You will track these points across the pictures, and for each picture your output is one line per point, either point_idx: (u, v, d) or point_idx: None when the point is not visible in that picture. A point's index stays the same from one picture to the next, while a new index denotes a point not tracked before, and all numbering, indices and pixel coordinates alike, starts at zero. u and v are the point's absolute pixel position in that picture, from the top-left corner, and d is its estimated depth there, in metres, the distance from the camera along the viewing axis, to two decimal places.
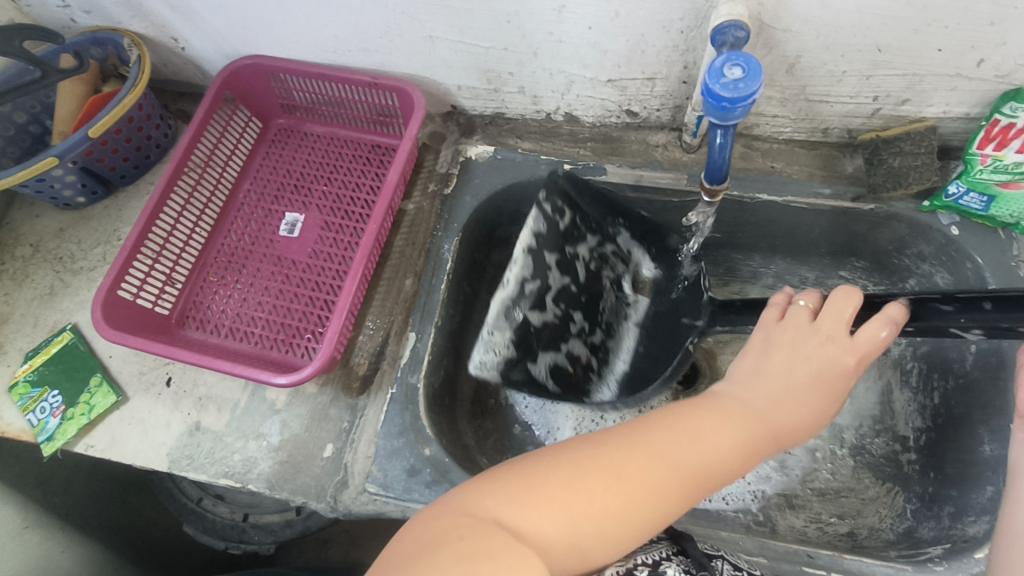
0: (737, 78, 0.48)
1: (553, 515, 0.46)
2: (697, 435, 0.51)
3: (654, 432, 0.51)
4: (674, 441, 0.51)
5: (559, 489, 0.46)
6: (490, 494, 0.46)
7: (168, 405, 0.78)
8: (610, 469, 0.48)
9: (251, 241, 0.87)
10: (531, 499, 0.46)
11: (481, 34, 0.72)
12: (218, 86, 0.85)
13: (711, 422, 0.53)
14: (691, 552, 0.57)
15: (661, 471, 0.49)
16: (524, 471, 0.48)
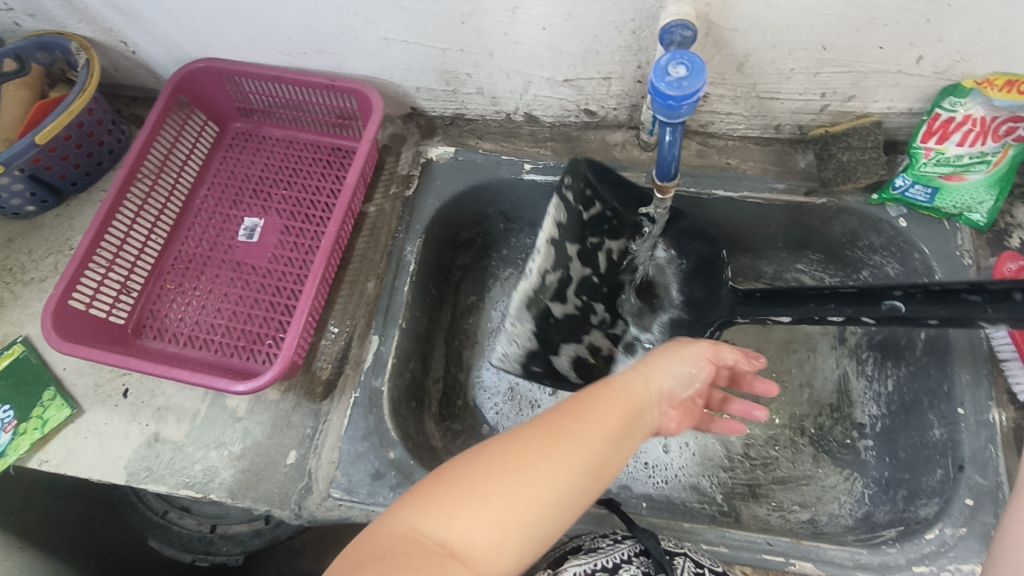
0: (681, 77, 0.49)
1: (468, 539, 0.44)
2: (592, 430, 0.50)
3: (551, 437, 0.49)
4: (577, 444, 0.49)
5: (470, 503, 0.45)
6: (403, 510, 0.46)
7: (126, 416, 0.77)
8: (516, 480, 0.46)
9: (209, 247, 0.85)
10: (442, 516, 0.45)
11: (436, 35, 0.72)
12: (171, 90, 0.83)
13: (599, 415, 0.52)
14: (651, 552, 0.58)
15: (568, 480, 0.48)
16: (434, 483, 0.47)
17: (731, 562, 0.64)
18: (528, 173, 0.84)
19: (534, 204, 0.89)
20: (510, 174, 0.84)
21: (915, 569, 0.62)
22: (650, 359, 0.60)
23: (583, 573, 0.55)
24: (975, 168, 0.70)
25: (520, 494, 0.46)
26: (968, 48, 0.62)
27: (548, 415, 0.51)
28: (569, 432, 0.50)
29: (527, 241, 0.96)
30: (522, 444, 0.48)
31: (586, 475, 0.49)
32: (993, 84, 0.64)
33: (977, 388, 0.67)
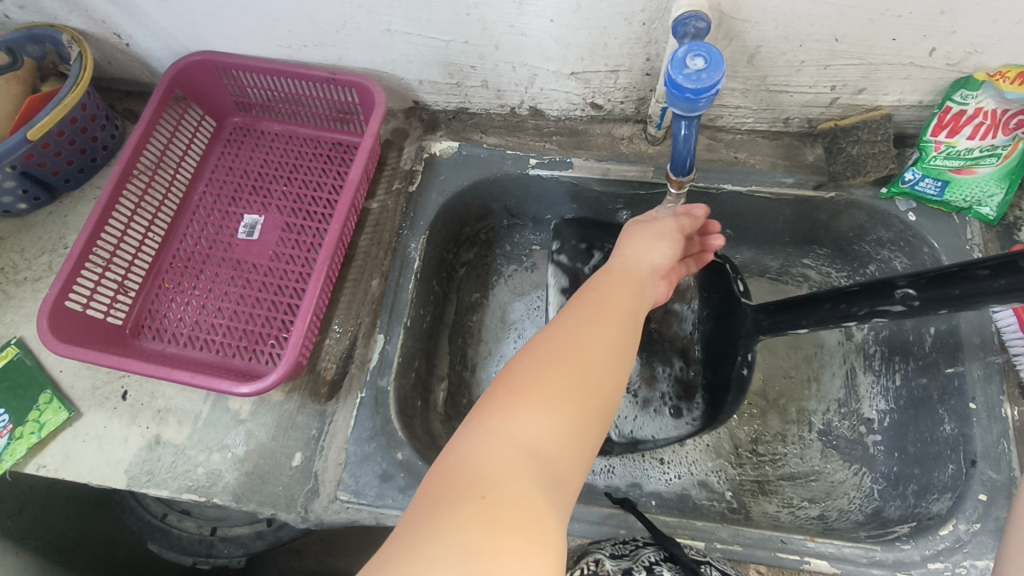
0: (699, 69, 0.48)
1: (548, 443, 0.43)
2: (602, 316, 0.52)
3: (582, 330, 0.50)
4: (608, 329, 0.51)
5: (533, 408, 0.45)
6: (474, 432, 0.44)
7: (125, 418, 0.75)
8: (571, 377, 0.46)
9: (208, 244, 0.83)
10: (514, 424, 0.44)
11: (440, 27, 0.70)
12: (166, 84, 0.81)
13: (614, 303, 0.54)
14: (679, 558, 0.59)
15: (612, 363, 0.49)
16: (499, 401, 0.46)
17: (745, 560, 0.64)
18: (534, 168, 0.83)
19: (540, 200, 0.88)
20: (515, 169, 0.83)
21: (929, 565, 0.61)
22: (632, 242, 0.64)
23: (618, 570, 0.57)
24: (985, 161, 0.70)
25: (577, 388, 0.46)
26: (982, 40, 0.61)
27: (568, 317, 0.53)
28: (598, 322, 0.52)
29: (531, 237, 0.95)
30: (547, 353, 0.49)
31: (623, 359, 0.50)
32: (1005, 76, 0.62)
33: (989, 383, 0.67)
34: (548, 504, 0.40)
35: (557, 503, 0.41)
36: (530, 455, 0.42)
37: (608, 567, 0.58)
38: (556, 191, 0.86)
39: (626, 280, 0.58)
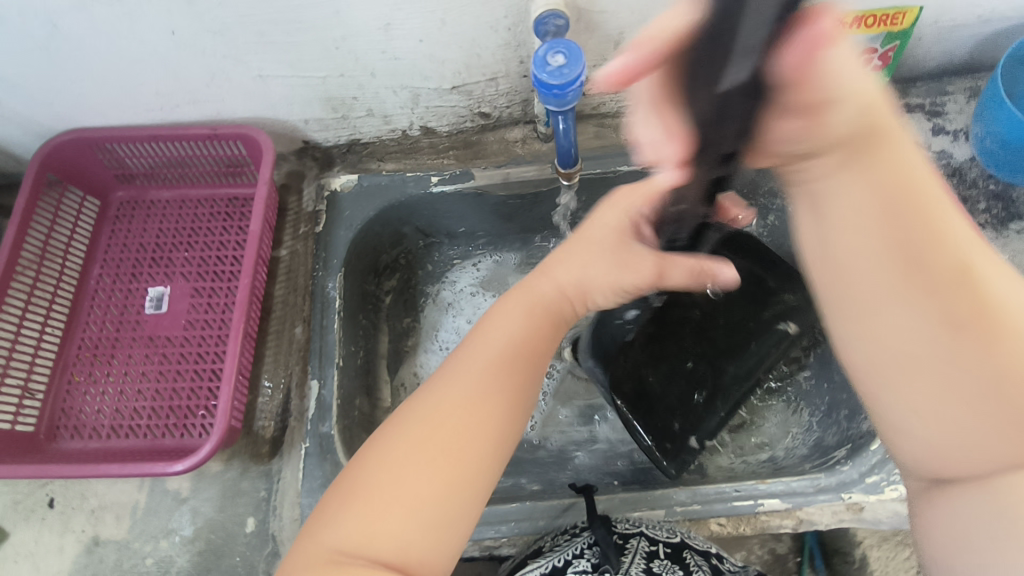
0: (561, 65, 0.50)
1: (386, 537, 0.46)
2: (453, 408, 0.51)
3: (436, 419, 0.50)
4: (462, 412, 0.51)
5: (372, 507, 0.47)
6: (313, 533, 0.48)
7: (56, 527, 0.70)
8: (412, 475, 0.48)
9: (114, 327, 0.79)
10: (352, 525, 0.46)
11: (313, 64, 0.70)
12: (36, 170, 0.77)
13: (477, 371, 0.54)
14: (600, 542, 0.59)
15: (459, 450, 0.49)
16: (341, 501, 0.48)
17: (704, 517, 0.66)
18: (436, 186, 0.83)
19: (449, 215, 0.88)
20: (419, 189, 0.83)
21: (867, 479, 0.65)
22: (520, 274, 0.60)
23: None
24: None
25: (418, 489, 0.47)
26: None
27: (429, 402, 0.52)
28: (453, 400, 0.52)
29: (449, 252, 0.95)
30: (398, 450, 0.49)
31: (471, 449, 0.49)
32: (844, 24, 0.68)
33: None
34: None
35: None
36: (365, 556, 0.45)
37: None
38: (463, 204, 0.86)
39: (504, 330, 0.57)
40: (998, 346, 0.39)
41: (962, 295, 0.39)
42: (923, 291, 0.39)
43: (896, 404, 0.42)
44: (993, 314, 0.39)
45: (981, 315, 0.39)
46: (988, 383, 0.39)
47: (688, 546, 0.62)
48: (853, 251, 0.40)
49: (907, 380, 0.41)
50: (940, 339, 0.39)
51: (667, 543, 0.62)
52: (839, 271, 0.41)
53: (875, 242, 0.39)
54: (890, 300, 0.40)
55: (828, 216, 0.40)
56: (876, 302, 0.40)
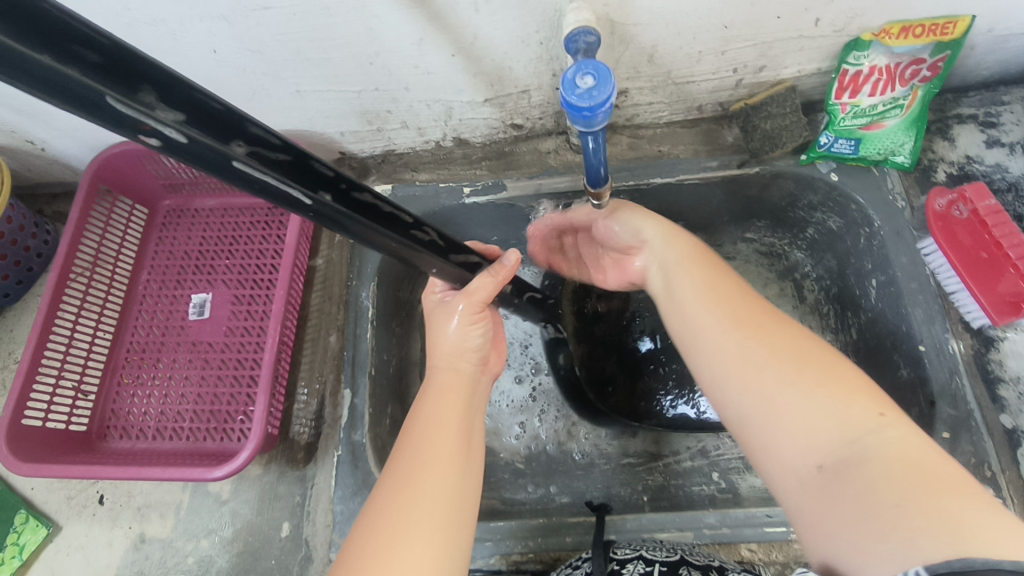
0: (590, 86, 0.49)
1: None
2: (443, 409, 0.54)
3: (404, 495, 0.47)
4: (426, 477, 0.48)
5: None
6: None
7: (106, 523, 0.74)
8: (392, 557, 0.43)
9: (160, 331, 0.82)
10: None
11: (347, 79, 0.71)
12: (89, 181, 0.80)
13: (427, 438, 0.51)
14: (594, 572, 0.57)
15: (438, 521, 0.46)
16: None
17: (734, 541, 0.65)
18: (469, 196, 0.84)
19: (482, 224, 0.89)
20: (451, 201, 0.84)
21: None
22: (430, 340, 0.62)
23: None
24: (890, 113, 0.73)
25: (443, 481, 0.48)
26: (859, 4, 0.63)
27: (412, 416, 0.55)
28: (414, 472, 0.48)
29: None
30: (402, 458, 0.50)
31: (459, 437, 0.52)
32: (891, 33, 0.66)
33: (932, 323, 0.70)
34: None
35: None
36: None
37: None
38: (496, 214, 0.87)
39: (435, 398, 0.56)
40: (799, 350, 0.50)
41: (757, 316, 0.53)
42: (731, 313, 0.54)
43: (748, 406, 0.49)
44: (780, 331, 0.52)
45: (773, 329, 0.52)
46: (832, 413, 0.45)
47: (687, 564, 0.57)
48: (692, 303, 0.56)
49: (781, 438, 0.47)
50: (746, 345, 0.51)
51: (664, 564, 0.58)
52: (677, 300, 0.58)
53: (705, 293, 0.56)
54: (704, 317, 0.55)
55: (677, 305, 0.58)
56: (698, 329, 0.55)
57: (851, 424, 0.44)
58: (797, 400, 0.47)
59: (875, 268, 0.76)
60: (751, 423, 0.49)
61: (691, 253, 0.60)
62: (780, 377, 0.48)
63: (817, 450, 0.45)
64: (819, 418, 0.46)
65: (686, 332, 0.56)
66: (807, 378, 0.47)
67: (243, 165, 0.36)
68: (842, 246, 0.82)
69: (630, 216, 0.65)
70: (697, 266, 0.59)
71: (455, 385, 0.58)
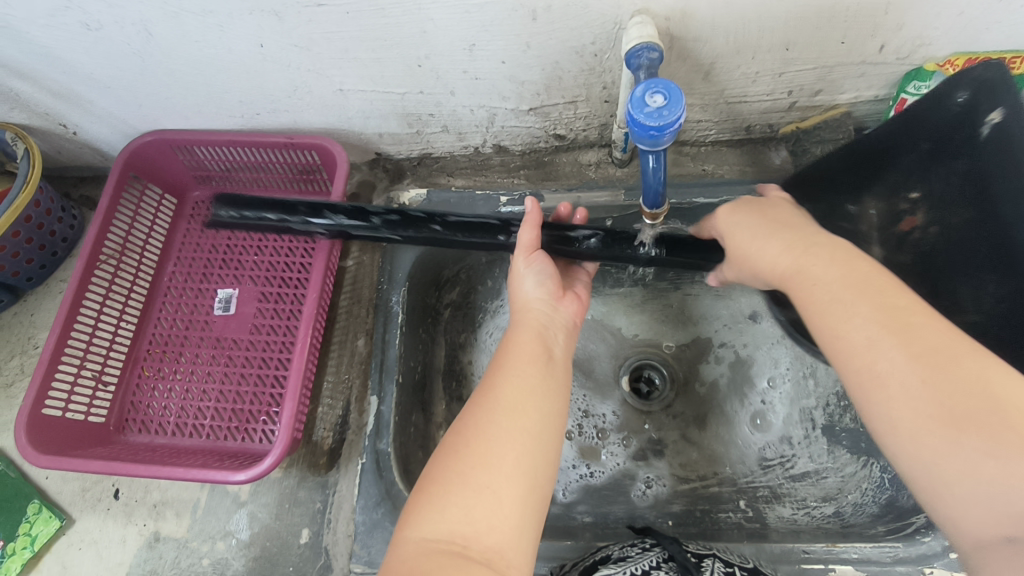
0: (660, 105, 0.47)
1: (476, 528, 0.46)
2: (519, 342, 0.57)
3: (492, 409, 0.52)
4: (509, 386, 0.53)
5: (453, 494, 0.48)
6: (404, 530, 0.48)
7: (120, 519, 0.72)
8: (484, 459, 0.49)
9: (183, 325, 0.81)
10: (444, 516, 0.47)
11: (392, 80, 0.70)
12: (121, 168, 0.79)
13: (511, 355, 0.56)
14: (676, 557, 0.60)
15: (522, 429, 0.51)
16: (420, 500, 0.49)
17: None
18: (505, 206, 0.80)
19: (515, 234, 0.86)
20: (486, 209, 0.80)
21: (951, 554, 0.63)
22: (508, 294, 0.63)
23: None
24: None
25: (527, 405, 0.52)
26: (928, 33, 0.62)
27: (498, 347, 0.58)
28: (498, 383, 0.54)
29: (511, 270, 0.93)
30: (478, 401, 0.53)
31: (540, 362, 0.56)
32: (956, 65, 0.64)
33: None
34: (506, 498, 0.48)
35: (517, 503, 0.48)
36: (458, 545, 0.45)
37: None
38: None
39: (521, 323, 0.59)
40: (980, 394, 0.42)
41: (920, 337, 0.45)
42: (893, 336, 0.45)
43: (893, 447, 0.44)
44: (959, 361, 0.43)
45: (952, 362, 0.43)
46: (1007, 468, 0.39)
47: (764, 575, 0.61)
48: (843, 323, 0.47)
49: (946, 488, 0.42)
50: (926, 382, 0.43)
51: (743, 570, 0.61)
52: (819, 314, 0.49)
53: (867, 318, 0.46)
54: (848, 332, 0.47)
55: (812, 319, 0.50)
56: (837, 342, 0.47)
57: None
58: (961, 451, 0.41)
59: None
60: (905, 465, 0.44)
61: (832, 266, 0.50)
62: (941, 420, 0.42)
63: (995, 512, 0.40)
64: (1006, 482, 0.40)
65: (832, 351, 0.48)
66: (975, 428, 0.41)
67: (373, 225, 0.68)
68: None
69: (733, 217, 0.58)
70: (846, 278, 0.49)
71: (539, 307, 0.60)
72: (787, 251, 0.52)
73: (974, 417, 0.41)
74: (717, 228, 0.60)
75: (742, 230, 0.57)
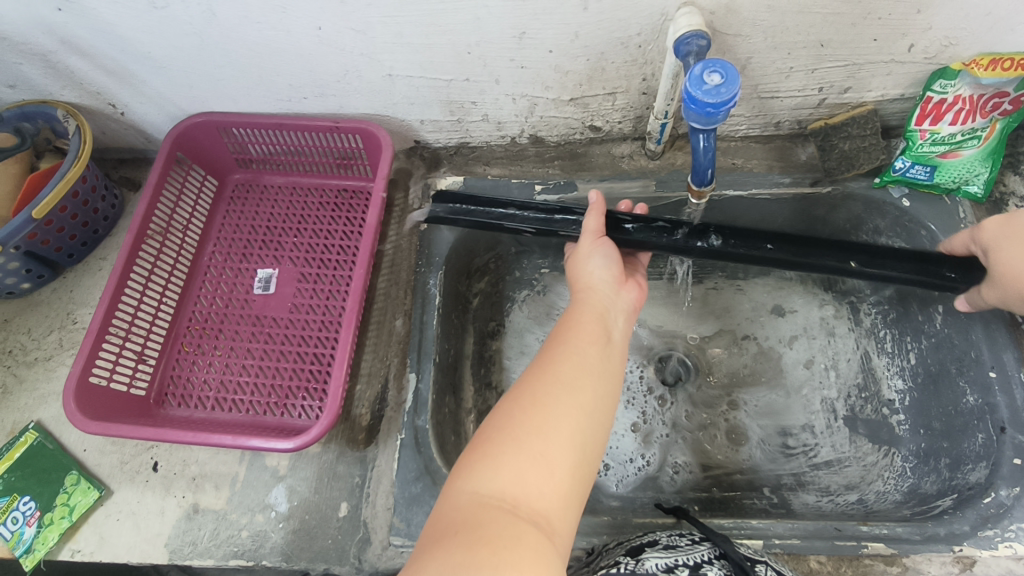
0: (717, 84, 0.50)
1: (529, 494, 0.46)
2: (581, 323, 0.58)
3: (553, 382, 0.52)
4: (569, 363, 0.54)
5: (509, 454, 0.48)
6: (456, 482, 0.48)
7: (159, 491, 0.73)
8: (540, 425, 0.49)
9: (224, 303, 0.82)
10: (497, 474, 0.47)
11: (441, 67, 0.72)
12: (168, 148, 0.81)
13: (573, 333, 0.57)
14: (730, 554, 0.59)
15: (580, 405, 0.51)
16: (475, 455, 0.49)
17: (804, 553, 0.67)
18: (541, 194, 0.83)
19: None
20: (522, 196, 0.83)
21: (979, 533, 0.65)
22: (570, 275, 0.65)
23: (663, 566, 0.57)
24: (967, 144, 0.74)
25: (584, 381, 0.53)
26: (955, 33, 0.65)
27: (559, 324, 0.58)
28: (560, 358, 0.54)
29: (539, 261, 0.94)
30: (537, 371, 0.54)
31: (599, 344, 0.56)
32: (980, 65, 0.66)
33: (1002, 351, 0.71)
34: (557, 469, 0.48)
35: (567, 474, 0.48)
36: (511, 508, 0.45)
37: (652, 563, 0.57)
38: None
39: (582, 304, 0.60)
40: None
41: None
42: None
43: None
44: None
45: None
46: None
47: None
48: None
49: None
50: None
51: None
52: None
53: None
54: None
55: None
56: None
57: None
58: None
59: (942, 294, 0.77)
60: None
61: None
62: None
63: None
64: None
65: None
66: None
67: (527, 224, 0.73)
68: None
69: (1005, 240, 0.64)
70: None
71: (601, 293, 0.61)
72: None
73: None
74: (983, 242, 0.67)
75: (1016, 249, 0.64)
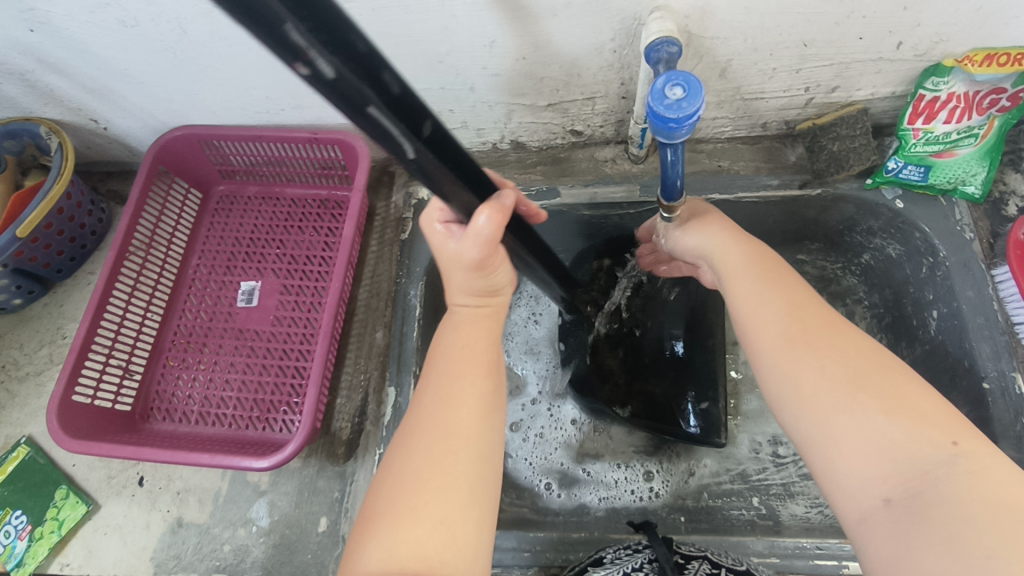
0: (679, 98, 0.48)
1: (432, 550, 0.42)
2: (467, 349, 0.52)
3: (434, 431, 0.47)
4: (460, 402, 0.48)
5: (407, 527, 0.43)
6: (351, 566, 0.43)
7: (145, 505, 0.74)
8: (427, 482, 0.44)
9: (208, 316, 0.83)
10: (391, 549, 0.42)
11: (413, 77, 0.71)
12: (150, 162, 0.81)
13: (458, 364, 0.51)
14: (659, 557, 0.58)
15: (476, 452, 0.47)
16: (361, 532, 0.45)
17: (784, 571, 0.66)
18: None
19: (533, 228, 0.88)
20: None
21: None
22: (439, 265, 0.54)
23: None
24: (963, 143, 0.71)
25: (478, 421, 0.48)
26: (947, 29, 0.61)
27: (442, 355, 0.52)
28: (449, 397, 0.49)
29: None
30: (426, 417, 0.48)
31: (488, 376, 0.51)
32: (974, 60, 0.63)
33: (999, 359, 0.70)
34: (459, 526, 0.43)
35: (471, 527, 0.44)
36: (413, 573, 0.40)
37: None
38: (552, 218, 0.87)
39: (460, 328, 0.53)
40: (872, 373, 0.46)
41: (820, 328, 0.50)
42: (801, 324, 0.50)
43: (800, 432, 0.48)
44: (858, 354, 0.47)
45: (834, 341, 0.48)
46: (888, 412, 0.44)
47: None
48: (761, 313, 0.53)
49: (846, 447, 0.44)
50: (800, 352, 0.49)
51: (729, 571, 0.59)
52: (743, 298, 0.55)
53: (775, 304, 0.52)
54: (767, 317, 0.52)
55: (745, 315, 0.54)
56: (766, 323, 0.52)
57: (935, 461, 0.42)
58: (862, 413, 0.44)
59: (936, 300, 0.76)
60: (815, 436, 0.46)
61: (747, 252, 0.57)
62: (844, 396, 0.45)
63: (883, 476, 0.43)
64: (861, 439, 0.44)
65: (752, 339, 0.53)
66: (864, 397, 0.45)
67: (378, 112, 0.38)
68: (899, 275, 0.82)
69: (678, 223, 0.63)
70: (755, 265, 0.56)
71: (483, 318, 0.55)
72: (727, 240, 0.59)
73: (863, 392, 0.45)
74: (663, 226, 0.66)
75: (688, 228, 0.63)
